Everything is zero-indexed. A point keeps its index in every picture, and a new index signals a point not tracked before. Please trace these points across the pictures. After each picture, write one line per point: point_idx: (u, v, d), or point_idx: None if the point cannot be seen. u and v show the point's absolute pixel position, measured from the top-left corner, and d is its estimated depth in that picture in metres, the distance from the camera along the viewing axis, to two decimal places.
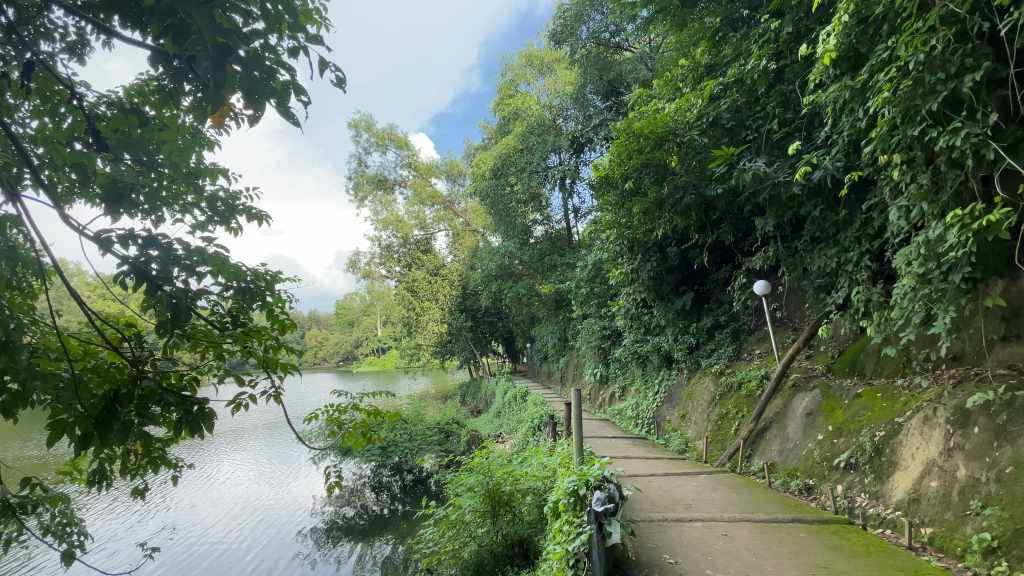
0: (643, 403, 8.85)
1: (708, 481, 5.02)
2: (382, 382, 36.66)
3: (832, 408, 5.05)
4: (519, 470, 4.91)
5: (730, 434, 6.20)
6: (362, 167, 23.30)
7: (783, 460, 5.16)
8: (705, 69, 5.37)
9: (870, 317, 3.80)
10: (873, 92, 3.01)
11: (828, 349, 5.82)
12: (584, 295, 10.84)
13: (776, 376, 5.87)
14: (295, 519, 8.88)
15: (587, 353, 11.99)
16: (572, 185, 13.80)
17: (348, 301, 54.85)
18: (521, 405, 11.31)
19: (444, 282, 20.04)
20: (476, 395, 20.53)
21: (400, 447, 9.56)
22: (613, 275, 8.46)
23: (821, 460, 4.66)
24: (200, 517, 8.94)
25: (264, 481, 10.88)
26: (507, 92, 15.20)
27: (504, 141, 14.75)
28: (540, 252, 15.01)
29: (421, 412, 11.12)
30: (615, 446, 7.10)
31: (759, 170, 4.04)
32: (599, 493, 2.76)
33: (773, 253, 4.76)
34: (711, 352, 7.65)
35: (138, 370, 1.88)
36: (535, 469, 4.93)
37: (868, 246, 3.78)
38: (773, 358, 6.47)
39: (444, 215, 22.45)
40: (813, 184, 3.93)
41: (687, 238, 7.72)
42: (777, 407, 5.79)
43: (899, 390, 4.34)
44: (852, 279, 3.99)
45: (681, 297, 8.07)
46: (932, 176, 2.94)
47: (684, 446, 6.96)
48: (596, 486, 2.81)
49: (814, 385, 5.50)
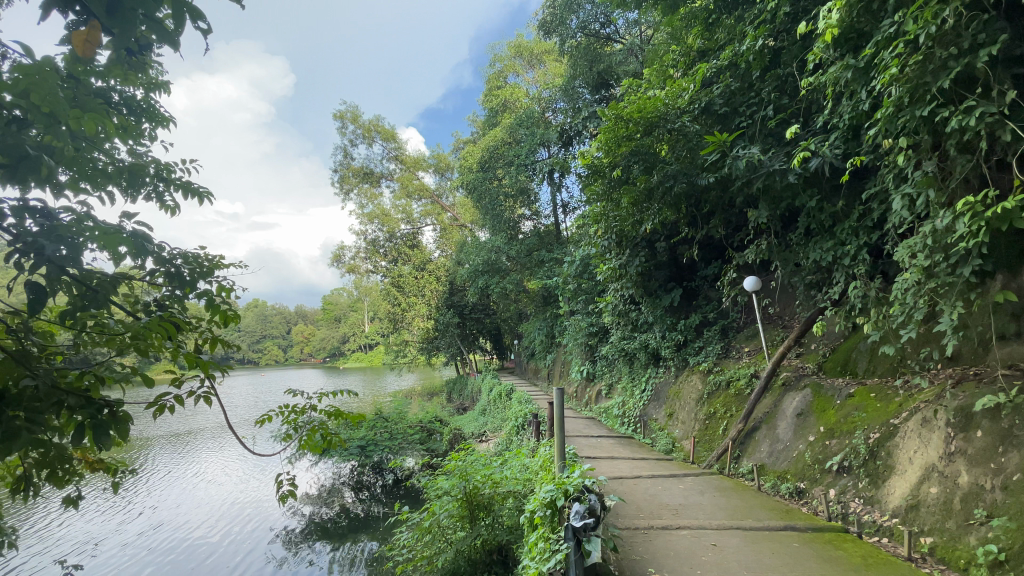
0: (630, 402, 8.66)
1: (696, 484, 4.81)
2: (368, 378, 36.33)
3: (824, 408, 4.88)
4: (499, 472, 4.66)
5: (718, 434, 6.02)
6: (347, 159, 22.84)
7: (772, 462, 4.98)
8: (697, 54, 5.15)
9: (867, 315, 3.63)
10: (878, 71, 2.81)
11: (818, 347, 5.67)
12: (571, 291, 10.63)
13: (766, 375, 5.69)
14: (269, 521, 8.55)
15: (574, 349, 11.78)
16: (560, 179, 13.56)
17: (335, 296, 54.34)
18: (505, 403, 11.08)
19: (431, 277, 19.73)
20: (462, 392, 20.29)
21: (379, 447, 9.16)
22: (600, 271, 8.23)
23: (812, 463, 4.49)
24: (169, 521, 8.58)
25: (238, 482, 10.53)
26: (495, 83, 14.92)
27: (491, 133, 14.47)
28: (528, 247, 14.77)
29: (404, 410, 10.80)
30: (599, 445, 6.88)
31: (754, 157, 3.82)
32: (577, 507, 2.57)
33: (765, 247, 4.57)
34: (699, 350, 7.47)
35: (31, 366, 1.60)
36: (516, 472, 4.66)
37: (866, 239, 3.60)
38: (762, 357, 6.30)
39: (431, 210, 22.11)
40: (810, 173, 3.73)
41: (676, 233, 7.52)
42: (766, 406, 5.61)
43: (895, 391, 4.20)
44: (848, 274, 3.80)
45: (669, 294, 7.89)
46: (938, 162, 2.76)
47: (671, 446, 6.77)
48: (575, 501, 2.60)
49: (804, 385, 5.34)
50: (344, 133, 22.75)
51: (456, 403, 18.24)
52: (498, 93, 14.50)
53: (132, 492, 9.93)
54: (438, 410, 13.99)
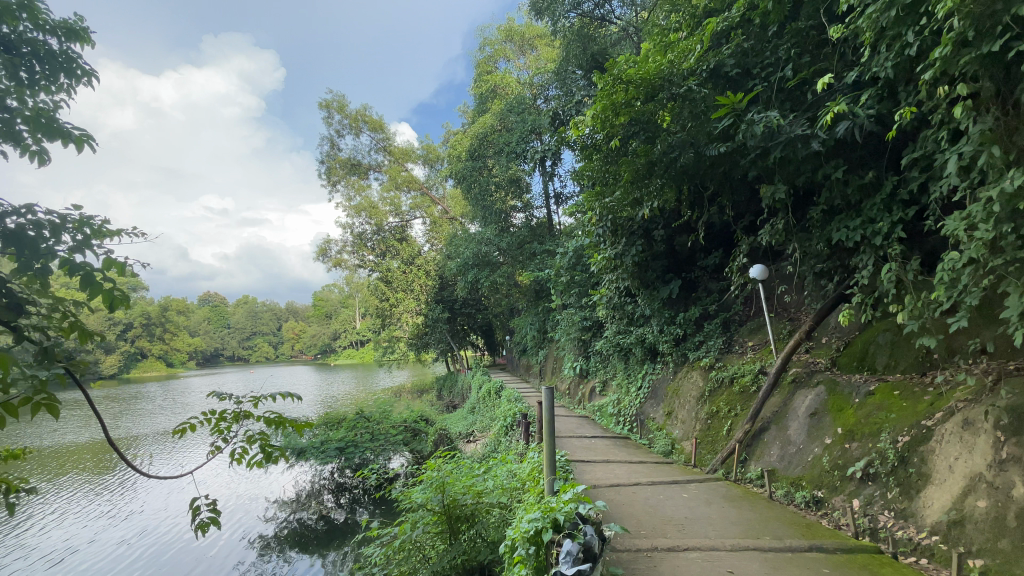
0: (625, 399, 8.19)
1: (700, 492, 4.32)
2: (358, 376, 35.64)
3: (841, 408, 4.43)
4: (481, 480, 4.18)
5: (721, 435, 5.57)
6: (334, 150, 22.23)
7: (784, 467, 4.53)
8: (702, 15, 4.63)
9: (903, 302, 3.17)
10: (932, 3, 2.33)
11: (830, 341, 5.21)
12: (564, 284, 10.16)
13: (774, 371, 5.23)
14: (243, 528, 8.03)
15: (566, 345, 11.29)
16: (553, 168, 13.02)
17: (326, 292, 53.53)
18: (495, 401, 10.58)
19: (421, 271, 19.14)
20: (452, 390, 19.75)
21: (359, 448, 8.60)
22: (594, 261, 7.75)
23: (829, 469, 4.03)
24: (145, 527, 8.08)
25: (215, 484, 10.02)
26: (485, 69, 14.39)
27: (481, 120, 13.90)
28: (520, 239, 14.27)
29: (389, 409, 10.27)
30: (593, 447, 6.42)
31: (772, 122, 3.32)
32: (569, 549, 2.14)
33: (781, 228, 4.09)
34: (699, 345, 7.00)
35: None
36: (501, 480, 4.17)
37: (901, 214, 3.15)
38: (769, 351, 5.85)
39: (421, 202, 21.53)
40: (836, 139, 3.27)
41: (675, 220, 7.05)
42: (775, 405, 5.16)
43: (924, 391, 3.81)
44: (878, 255, 3.34)
45: (668, 285, 7.41)
46: (1004, 113, 2.31)
47: (670, 447, 6.32)
48: (565, 542, 2.19)
49: (817, 382, 4.90)
50: (330, 123, 22.07)
51: (446, 401, 17.71)
52: (488, 79, 13.94)
53: (105, 495, 9.36)
54: (425, 408, 13.43)
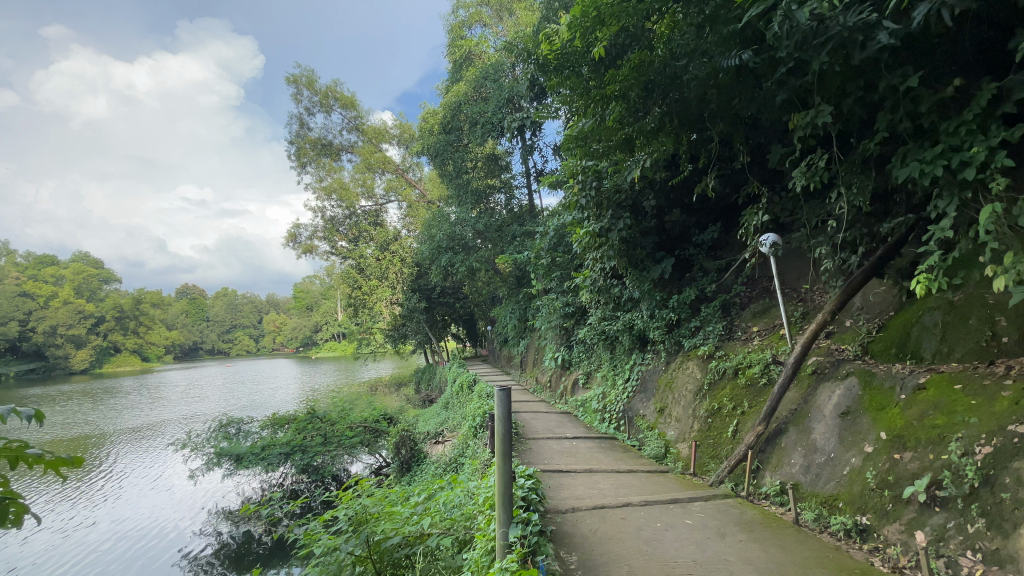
0: (611, 393, 7.25)
1: (708, 516, 3.39)
2: (338, 370, 34.22)
3: (881, 407, 3.53)
4: (416, 512, 3.19)
5: (725, 438, 4.65)
6: (303, 129, 20.86)
7: (811, 481, 3.62)
8: None
9: (1008, 264, 2.26)
10: None
11: (856, 324, 4.32)
12: (545, 266, 9.15)
13: (791, 361, 4.28)
14: (168, 543, 7.10)
15: (548, 334, 10.29)
16: (532, 141, 11.90)
17: (307, 283, 51.90)
18: (467, 396, 9.56)
19: (395, 258, 17.90)
20: (430, 383, 18.63)
21: (307, 454, 7.53)
22: (576, 239, 6.77)
23: (875, 488, 3.16)
24: (68, 548, 6.98)
25: (159, 492, 8.93)
26: (457, 34, 13.24)
27: (454, 90, 12.76)
28: (499, 221, 13.21)
29: (348, 407, 9.20)
30: (573, 452, 5.46)
31: (823, 6, 2.34)
32: None
33: (817, 172, 3.16)
34: (695, 332, 6.05)
35: None
36: (443, 513, 3.16)
37: (1004, 136, 2.24)
38: (780, 338, 4.93)
39: (395, 185, 20.32)
40: (911, 30, 2.32)
41: (668, 189, 6.09)
42: (792, 402, 4.22)
43: (999, 385, 2.96)
44: (964, 200, 2.43)
45: (659, 264, 6.42)
46: None
47: (663, 451, 5.40)
48: None
49: (844, 373, 3.99)
50: (298, 100, 20.74)
51: (422, 394, 16.66)
52: (462, 43, 12.81)
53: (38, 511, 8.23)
54: (395, 406, 12.33)
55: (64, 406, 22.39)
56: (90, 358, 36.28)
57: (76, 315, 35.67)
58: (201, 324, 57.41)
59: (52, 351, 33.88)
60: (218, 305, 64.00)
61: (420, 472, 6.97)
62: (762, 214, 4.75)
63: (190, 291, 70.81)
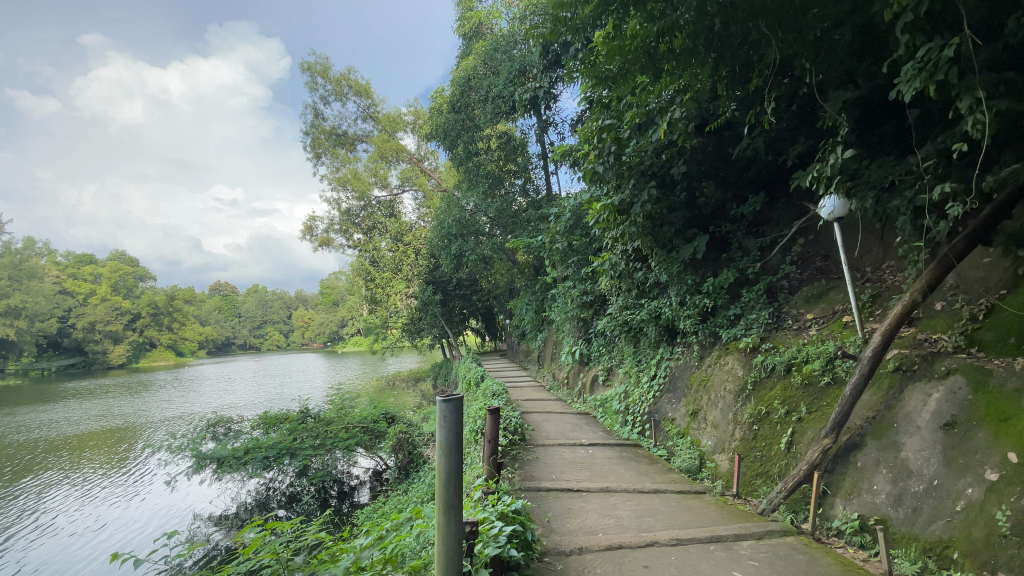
0: (634, 392, 6.35)
1: (764, 565, 2.51)
2: (360, 365, 34.09)
3: (1004, 417, 2.58)
4: (360, 559, 2.35)
5: (777, 453, 3.71)
6: (317, 119, 20.37)
7: (904, 518, 2.69)
8: None
9: None
10: None
11: (951, 306, 3.32)
12: (560, 251, 8.26)
13: (868, 357, 3.27)
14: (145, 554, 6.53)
15: (565, 326, 9.40)
16: (548, 116, 10.95)
17: (332, 278, 52.20)
18: (476, 394, 8.77)
19: (410, 249, 17.26)
20: (446, 379, 17.97)
21: (302, 450, 7.02)
22: (592, 216, 5.84)
23: (1009, 535, 2.23)
24: (42, 558, 6.49)
25: (151, 498, 8.42)
26: (467, 5, 12.42)
27: (463, 65, 11.97)
28: (513, 206, 12.37)
29: (349, 406, 8.50)
30: (588, 464, 4.57)
31: None
32: None
33: (937, 69, 2.27)
34: (735, 321, 5.07)
35: None
36: (393, 559, 2.30)
37: None
38: (844, 326, 3.95)
39: (410, 174, 19.68)
40: None
41: (700, 151, 5.13)
42: (868, 409, 3.26)
43: None
44: None
45: (691, 243, 5.45)
46: None
47: (698, 465, 4.47)
48: None
49: (942, 372, 3.01)
50: (312, 89, 20.31)
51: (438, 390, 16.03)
52: (472, 14, 11.96)
53: (32, 517, 7.86)
54: (405, 405, 11.64)
55: (100, 399, 22.88)
56: (126, 353, 37.11)
57: (112, 312, 36.66)
58: (230, 320, 58.57)
59: (91, 346, 34.97)
60: (247, 302, 65.19)
61: (418, 481, 6.22)
62: (842, 150, 3.37)
63: (222, 287, 72.52)
